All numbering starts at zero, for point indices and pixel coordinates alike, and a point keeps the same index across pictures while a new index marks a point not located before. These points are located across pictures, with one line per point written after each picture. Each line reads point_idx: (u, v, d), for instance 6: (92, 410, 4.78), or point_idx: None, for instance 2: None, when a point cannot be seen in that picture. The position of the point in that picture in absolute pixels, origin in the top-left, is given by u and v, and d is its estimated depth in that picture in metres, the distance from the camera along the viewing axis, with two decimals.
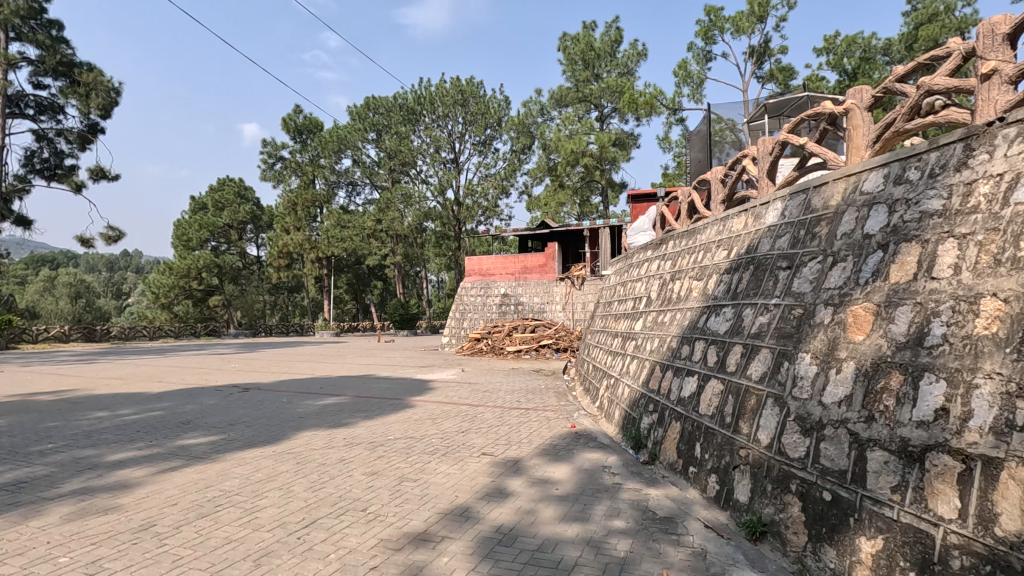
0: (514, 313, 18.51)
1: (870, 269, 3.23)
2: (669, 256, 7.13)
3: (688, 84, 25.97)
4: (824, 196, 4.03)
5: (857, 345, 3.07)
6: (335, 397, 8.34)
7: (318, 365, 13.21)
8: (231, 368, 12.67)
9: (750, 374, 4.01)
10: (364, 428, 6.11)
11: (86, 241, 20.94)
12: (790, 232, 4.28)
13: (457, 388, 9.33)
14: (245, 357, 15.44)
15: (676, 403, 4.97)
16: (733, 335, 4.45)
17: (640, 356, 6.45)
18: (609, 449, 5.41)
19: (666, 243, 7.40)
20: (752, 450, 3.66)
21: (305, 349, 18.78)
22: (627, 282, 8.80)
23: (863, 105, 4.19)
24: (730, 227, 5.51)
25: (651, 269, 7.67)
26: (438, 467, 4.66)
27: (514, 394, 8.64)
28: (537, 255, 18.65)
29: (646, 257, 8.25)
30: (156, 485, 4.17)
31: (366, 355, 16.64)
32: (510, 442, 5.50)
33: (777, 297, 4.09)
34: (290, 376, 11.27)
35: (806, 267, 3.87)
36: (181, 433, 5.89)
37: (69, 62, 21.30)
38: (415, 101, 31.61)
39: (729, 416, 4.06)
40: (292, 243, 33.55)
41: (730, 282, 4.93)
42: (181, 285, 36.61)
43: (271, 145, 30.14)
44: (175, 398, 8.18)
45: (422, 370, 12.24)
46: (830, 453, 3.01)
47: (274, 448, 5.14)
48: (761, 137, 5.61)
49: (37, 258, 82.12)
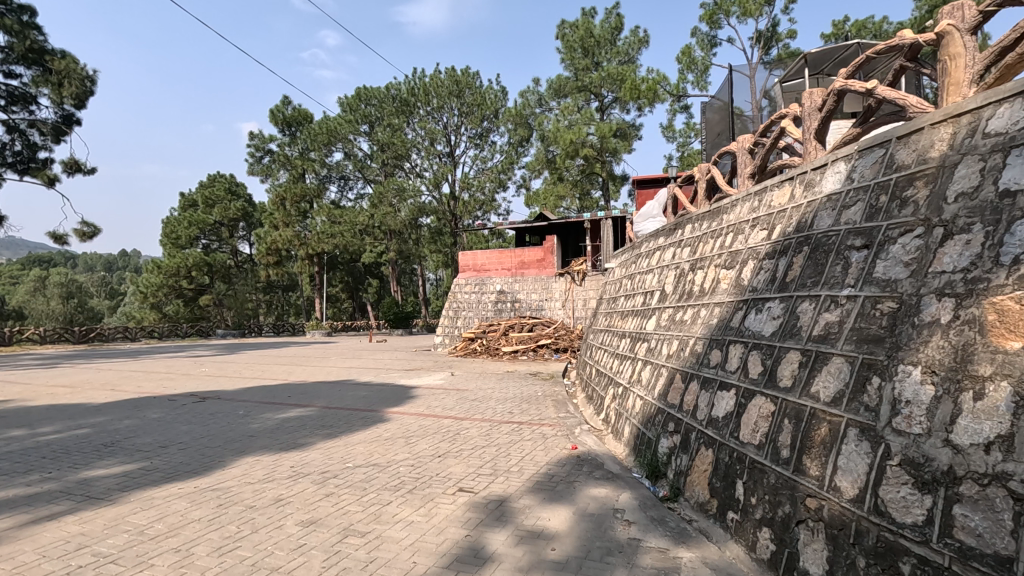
0: (511, 311, 17.41)
1: (1018, 243, 2.16)
2: (687, 242, 6.03)
3: (692, 71, 24.83)
4: (916, 148, 2.95)
5: (1013, 359, 2.00)
6: (300, 409, 7.24)
7: (296, 369, 12.14)
8: (200, 372, 11.57)
9: (814, 392, 2.93)
10: (321, 452, 5.02)
11: (60, 237, 19.92)
12: (864, 200, 3.19)
13: (443, 395, 8.25)
14: (222, 359, 14.36)
15: (705, 424, 3.89)
16: (785, 337, 3.36)
17: (653, 362, 5.39)
18: (620, 481, 4.32)
19: (682, 228, 6.32)
20: (828, 503, 2.60)
21: (290, 350, 17.71)
22: (636, 274, 7.69)
23: (965, 26, 3.10)
24: (768, 202, 4.41)
25: (665, 259, 6.56)
26: (399, 512, 3.57)
27: (506, 403, 7.56)
28: (534, 249, 17.54)
29: (658, 244, 7.14)
30: (11, 546, 3.08)
31: (352, 356, 15.58)
32: (497, 472, 4.40)
33: (849, 286, 3.02)
34: (261, 382, 10.16)
35: (897, 245, 2.80)
36: (92, 460, 4.79)
37: (40, 48, 20.16)
38: (409, 92, 30.54)
39: (787, 449, 2.99)
40: (281, 239, 32.38)
41: (774, 269, 3.85)
42: (170, 284, 35.51)
43: (259, 138, 28.96)
44: (115, 411, 7.05)
45: (408, 373, 11.16)
46: (975, 525, 1.95)
47: (196, 487, 4.04)
48: (806, 91, 4.50)
49: (34, 259, 81.14)
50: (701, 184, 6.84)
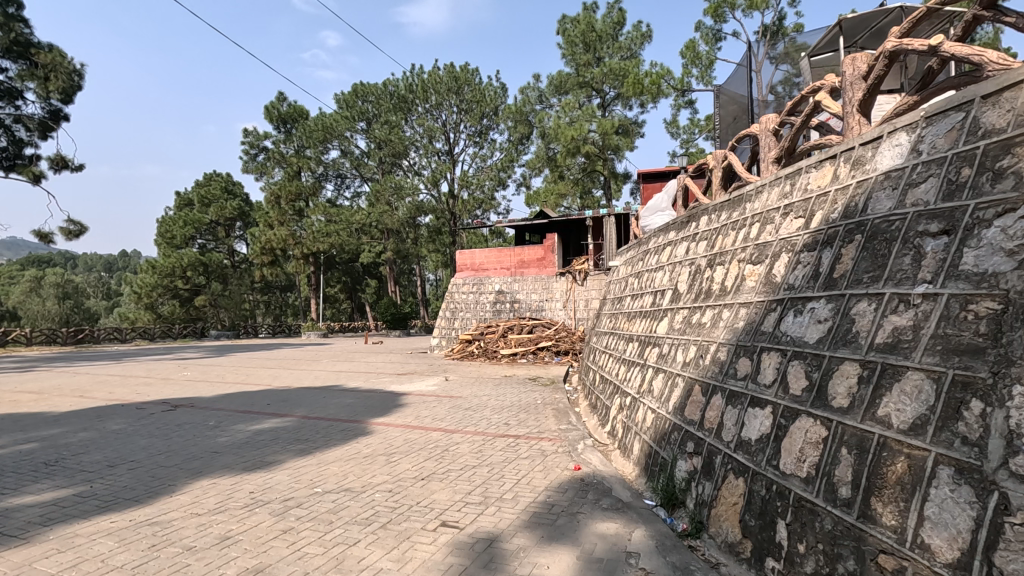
0: (510, 312, 16.78)
1: None
2: (702, 236, 5.41)
3: (697, 66, 24.22)
4: (1010, 107, 2.32)
5: None
6: (277, 419, 6.61)
7: (283, 373, 11.54)
8: (181, 376, 10.95)
9: (884, 416, 2.31)
10: (288, 474, 4.41)
11: (45, 235, 19.36)
12: (939, 175, 2.57)
13: (434, 403, 7.62)
14: (208, 362, 13.76)
15: (733, 447, 3.28)
16: (837, 346, 2.74)
17: (666, 370, 4.78)
18: (631, 512, 3.71)
19: (697, 220, 5.70)
20: (914, 564, 1.98)
21: (281, 352, 17.11)
22: (643, 272, 7.06)
23: None
24: (804, 186, 3.78)
25: (677, 255, 5.94)
26: (366, 557, 2.95)
27: (502, 412, 6.95)
28: (534, 248, 16.93)
29: (669, 239, 6.51)
30: None
31: (344, 358, 14.94)
32: (486, 501, 3.78)
33: (924, 283, 2.41)
34: (242, 388, 9.54)
35: (993, 228, 2.18)
36: (24, 484, 4.17)
37: (25, 41, 19.53)
38: (407, 88, 29.95)
39: (848, 487, 2.37)
40: (275, 238, 31.72)
41: (817, 262, 3.22)
42: (164, 285, 34.86)
43: (254, 135, 28.32)
44: (73, 422, 6.43)
45: (400, 378, 10.53)
46: None
47: (131, 521, 3.43)
48: (849, 57, 3.87)
49: (37, 261, 80.95)
50: (715, 172, 6.22)
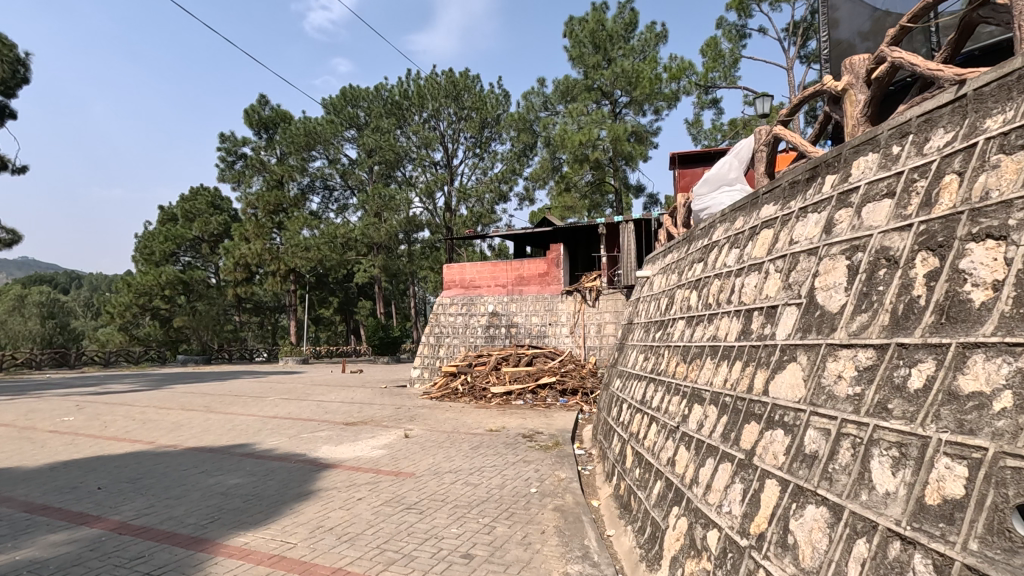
0: (505, 339, 13.89)
1: None
2: (867, 188, 2.57)
3: (719, 64, 21.69)
4: None
5: None
6: (60, 535, 3.67)
7: (195, 420, 8.57)
8: (50, 426, 7.97)
9: None
10: None
11: None
12: None
13: (363, 493, 4.67)
14: (122, 400, 10.78)
15: None
16: None
17: (830, 502, 1.95)
18: None
19: (840, 167, 2.88)
20: None
21: (232, 385, 14.11)
22: (711, 278, 4.17)
23: None
24: None
25: (793, 237, 3.09)
26: None
27: (469, 521, 4.00)
28: (534, 262, 14.05)
29: (761, 217, 3.67)
30: None
31: (298, 395, 11.94)
32: None
33: None
34: (109, 448, 6.60)
35: None
36: None
37: None
38: (401, 94, 27.51)
39: None
40: (250, 253, 28.86)
41: None
42: (139, 304, 32.09)
43: (231, 140, 25.91)
44: None
45: (345, 431, 7.60)
46: None
47: None
48: None
49: (30, 277, 77.02)
50: (854, 94, 3.43)
